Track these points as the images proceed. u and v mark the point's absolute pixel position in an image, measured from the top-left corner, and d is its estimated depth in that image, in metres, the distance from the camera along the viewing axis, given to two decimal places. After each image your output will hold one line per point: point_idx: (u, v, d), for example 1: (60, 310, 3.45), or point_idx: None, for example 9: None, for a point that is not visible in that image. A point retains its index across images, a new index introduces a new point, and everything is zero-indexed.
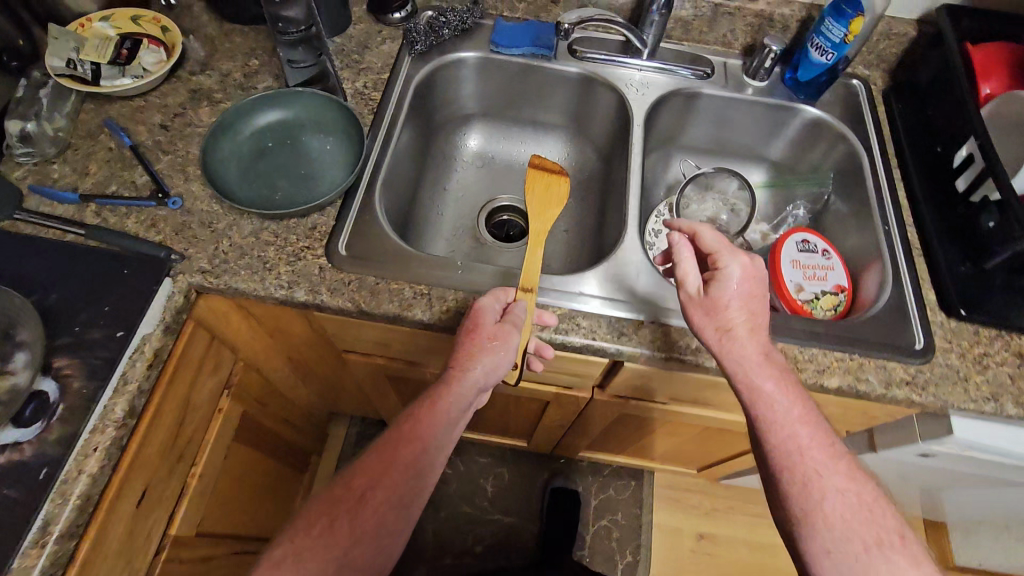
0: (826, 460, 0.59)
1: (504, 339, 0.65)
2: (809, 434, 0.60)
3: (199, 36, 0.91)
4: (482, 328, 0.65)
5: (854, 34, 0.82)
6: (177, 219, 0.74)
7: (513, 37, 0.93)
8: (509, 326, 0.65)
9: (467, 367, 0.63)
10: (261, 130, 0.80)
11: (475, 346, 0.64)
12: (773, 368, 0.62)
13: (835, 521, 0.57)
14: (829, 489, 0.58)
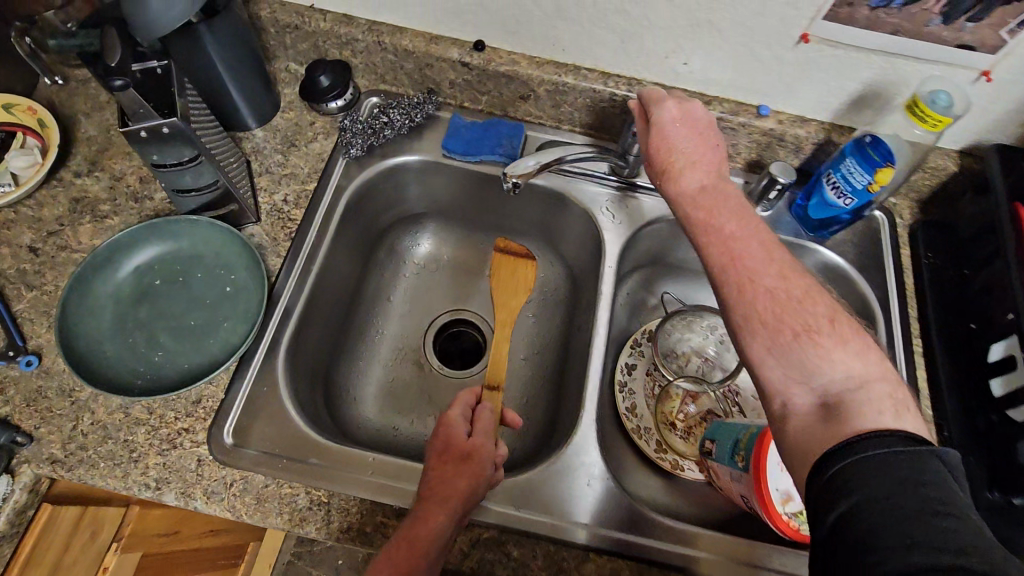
0: (752, 252, 0.54)
1: (477, 454, 0.59)
2: (758, 248, 0.55)
3: (93, 122, 0.75)
4: (455, 436, 0.60)
5: (880, 183, 0.67)
6: (30, 385, 0.61)
7: (472, 141, 0.78)
8: (482, 431, 0.61)
9: (448, 483, 0.56)
10: (148, 265, 0.66)
11: (454, 463, 0.58)
12: (719, 207, 0.58)
13: (756, 299, 0.52)
14: (769, 277, 0.53)
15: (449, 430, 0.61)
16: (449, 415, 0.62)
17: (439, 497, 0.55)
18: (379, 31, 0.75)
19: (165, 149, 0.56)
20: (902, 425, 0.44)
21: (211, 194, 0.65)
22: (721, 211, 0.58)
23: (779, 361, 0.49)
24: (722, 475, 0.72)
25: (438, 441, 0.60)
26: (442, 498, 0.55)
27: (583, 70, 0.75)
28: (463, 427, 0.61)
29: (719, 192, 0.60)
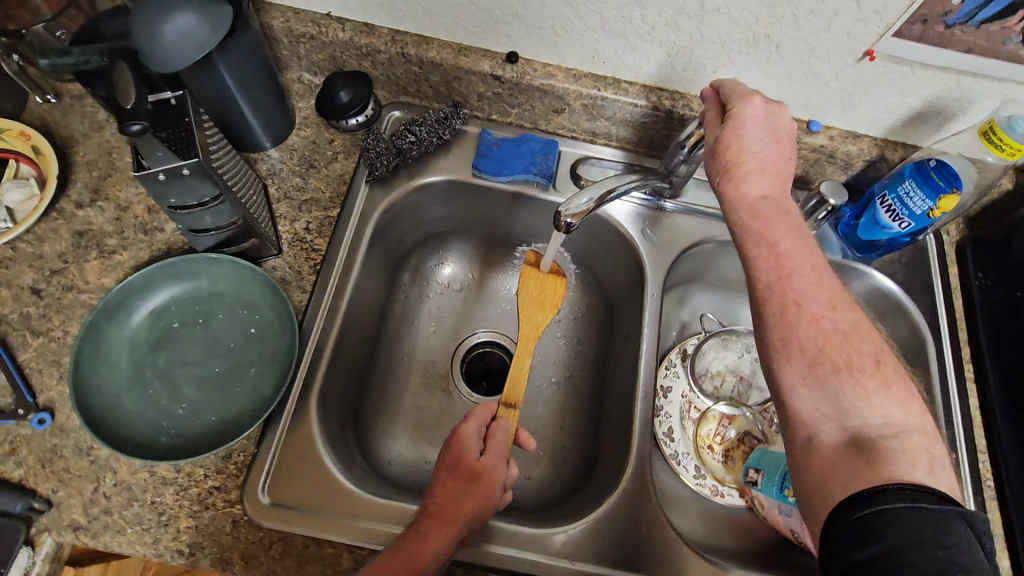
0: (807, 281, 0.51)
1: (488, 474, 0.58)
2: (810, 275, 0.51)
3: (92, 144, 0.69)
4: (465, 452, 0.58)
5: (941, 209, 0.65)
6: (42, 444, 0.56)
7: (505, 160, 0.73)
8: (495, 449, 0.59)
9: (455, 506, 0.55)
10: (164, 309, 0.61)
11: (462, 480, 0.57)
12: (782, 229, 0.53)
13: (800, 322, 0.49)
14: (812, 305, 0.50)
15: (460, 448, 0.58)
16: (461, 431, 0.60)
17: (443, 516, 0.54)
18: (403, 41, 0.69)
19: (183, 190, 0.51)
20: (934, 482, 0.42)
21: (229, 231, 0.60)
22: (767, 227, 0.54)
23: (812, 390, 0.47)
24: (770, 507, 0.71)
25: (447, 456, 0.59)
26: (445, 517, 0.54)
27: (623, 83, 0.70)
28: (476, 442, 0.60)
29: (782, 207, 0.54)
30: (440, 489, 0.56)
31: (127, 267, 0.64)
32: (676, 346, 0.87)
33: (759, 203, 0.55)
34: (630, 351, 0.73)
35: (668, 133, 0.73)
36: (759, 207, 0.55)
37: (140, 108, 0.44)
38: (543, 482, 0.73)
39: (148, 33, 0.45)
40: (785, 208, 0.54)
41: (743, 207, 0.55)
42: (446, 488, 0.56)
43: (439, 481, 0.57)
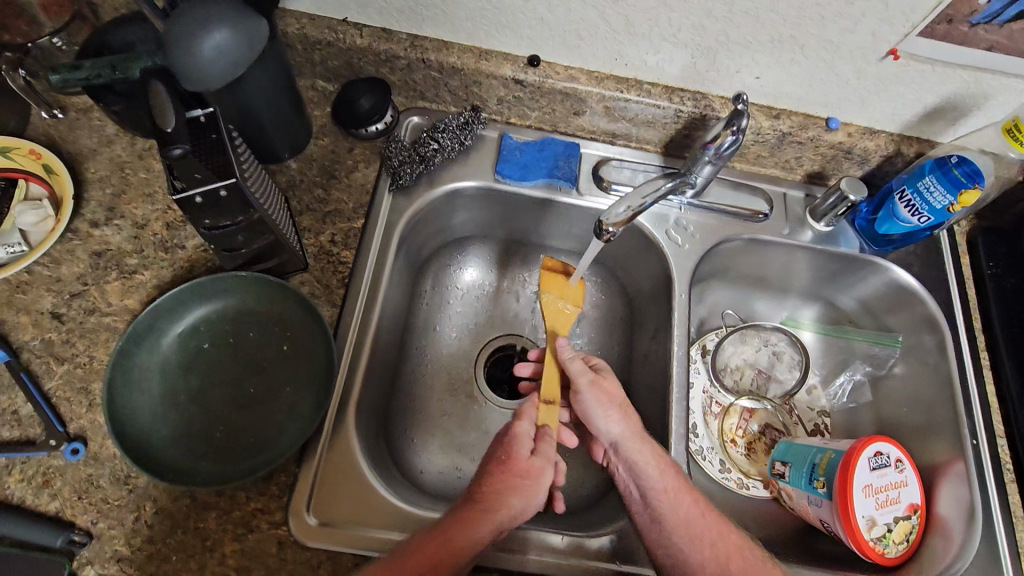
0: (676, 487, 0.59)
1: (545, 471, 0.57)
2: (675, 496, 0.58)
3: (103, 159, 0.67)
4: (524, 449, 0.58)
5: (961, 204, 0.66)
6: (77, 475, 0.55)
7: (528, 165, 0.73)
8: (548, 445, 0.59)
9: (503, 499, 0.54)
10: (193, 329, 0.60)
11: (512, 473, 0.56)
12: (615, 410, 0.62)
13: (665, 524, 0.57)
14: (707, 537, 0.57)
15: (518, 442, 0.58)
16: (522, 428, 0.59)
17: (488, 505, 0.53)
18: (423, 46, 0.68)
19: (217, 211, 0.49)
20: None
21: (258, 248, 0.58)
22: (610, 396, 0.63)
23: (675, 556, 0.56)
24: (798, 498, 0.72)
25: (498, 451, 0.58)
26: (491, 509, 0.53)
27: (645, 85, 0.70)
28: (531, 440, 0.59)
29: (624, 406, 0.63)
30: (489, 483, 0.55)
31: (150, 287, 0.62)
32: (697, 342, 0.86)
33: (606, 385, 0.64)
34: (658, 351, 0.74)
35: (690, 134, 0.74)
36: (604, 383, 0.64)
37: (179, 126, 0.45)
38: (576, 484, 0.74)
39: (187, 51, 0.43)
40: (625, 401, 0.64)
41: (591, 382, 0.64)
42: (500, 479, 0.56)
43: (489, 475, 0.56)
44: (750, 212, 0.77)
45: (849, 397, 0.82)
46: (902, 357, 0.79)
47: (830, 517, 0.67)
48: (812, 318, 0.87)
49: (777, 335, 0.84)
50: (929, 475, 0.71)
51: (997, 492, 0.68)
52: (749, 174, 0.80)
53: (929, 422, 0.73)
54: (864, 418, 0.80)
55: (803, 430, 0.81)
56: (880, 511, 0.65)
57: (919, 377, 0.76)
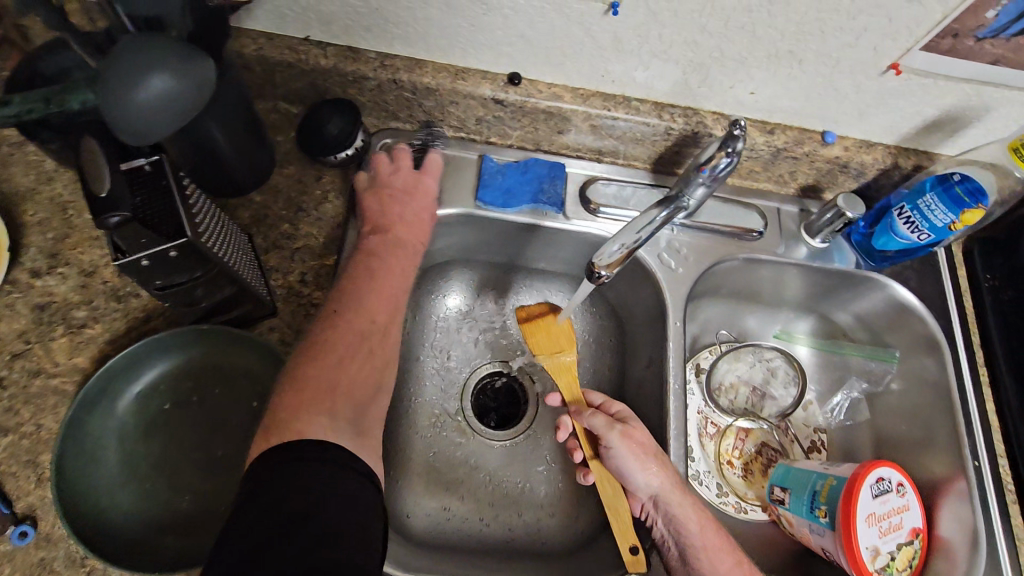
0: (717, 543, 0.59)
1: (401, 207, 0.64)
2: (720, 558, 0.58)
3: (42, 199, 0.60)
4: (384, 202, 0.63)
5: (963, 222, 0.64)
6: (29, 560, 0.50)
7: (511, 189, 0.69)
8: (424, 187, 0.66)
9: (407, 219, 0.64)
10: (152, 389, 0.55)
11: (394, 237, 0.62)
12: (652, 462, 0.60)
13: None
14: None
15: (398, 177, 0.65)
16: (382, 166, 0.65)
17: (405, 232, 0.63)
18: (393, 66, 0.62)
19: (169, 271, 0.44)
20: None
21: (219, 299, 0.53)
22: (643, 447, 0.61)
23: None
24: (799, 525, 0.70)
25: (381, 184, 0.65)
26: (398, 228, 0.63)
27: (633, 101, 0.66)
28: (387, 169, 0.66)
29: (661, 457, 0.62)
30: (382, 205, 0.63)
31: (103, 343, 0.56)
32: (690, 361, 0.82)
33: (636, 437, 0.62)
34: (652, 378, 0.71)
35: (680, 151, 0.70)
36: (635, 436, 0.62)
37: (118, 190, 0.39)
38: (572, 519, 0.71)
39: (117, 99, 0.38)
40: (660, 451, 0.62)
41: (623, 436, 0.62)
42: (371, 246, 0.61)
43: (371, 201, 0.64)
44: (742, 230, 0.73)
45: (846, 414, 0.79)
46: (898, 372, 0.77)
47: (833, 547, 0.65)
48: (807, 330, 0.84)
49: (770, 350, 0.81)
50: (930, 493, 0.70)
51: (1000, 512, 0.66)
52: (741, 188, 0.77)
53: (929, 442, 0.71)
54: (862, 435, 0.78)
55: (799, 448, 0.79)
56: (883, 538, 0.64)
57: (917, 394, 0.74)
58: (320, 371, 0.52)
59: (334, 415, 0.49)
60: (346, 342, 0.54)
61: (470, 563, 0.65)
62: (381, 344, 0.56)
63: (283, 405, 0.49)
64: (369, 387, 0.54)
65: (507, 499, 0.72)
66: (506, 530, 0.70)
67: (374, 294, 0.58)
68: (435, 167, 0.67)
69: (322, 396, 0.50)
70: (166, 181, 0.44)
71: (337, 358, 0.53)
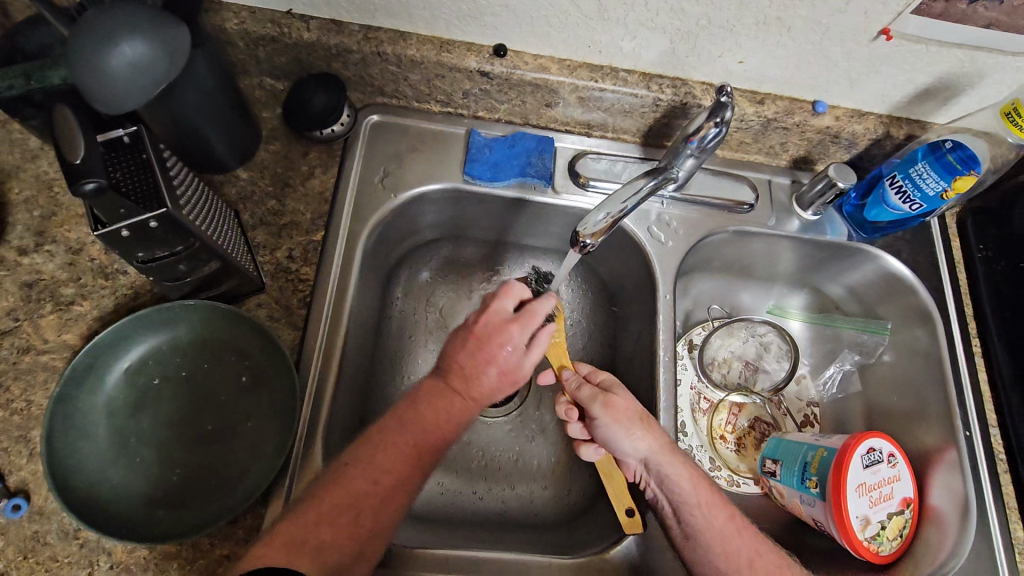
0: (708, 499, 0.59)
1: (491, 362, 0.55)
2: (711, 517, 0.58)
3: (28, 177, 0.60)
4: (467, 353, 0.56)
5: (955, 191, 0.63)
6: (21, 532, 0.50)
7: (499, 163, 0.68)
8: (508, 340, 0.56)
9: (477, 375, 0.55)
10: (141, 365, 0.55)
11: (451, 386, 0.55)
12: (637, 427, 0.60)
13: (700, 540, 0.58)
14: (742, 552, 0.57)
15: (490, 321, 0.57)
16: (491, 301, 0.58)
17: (463, 388, 0.55)
18: (377, 38, 0.62)
19: (151, 244, 0.44)
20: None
21: (205, 275, 0.53)
22: (626, 414, 0.61)
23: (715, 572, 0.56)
24: (789, 497, 0.70)
25: (471, 319, 0.58)
26: (469, 389, 0.55)
27: (621, 72, 0.65)
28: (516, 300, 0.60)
29: (647, 419, 0.61)
30: (460, 355, 0.56)
31: (91, 319, 0.57)
32: (683, 338, 0.82)
33: (621, 404, 0.61)
34: (643, 352, 0.70)
35: (669, 122, 0.69)
36: (619, 403, 0.61)
37: (93, 159, 0.38)
38: (563, 491, 0.72)
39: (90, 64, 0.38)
40: (645, 414, 0.61)
41: (606, 404, 0.61)
42: (428, 393, 0.55)
43: (455, 347, 0.57)
44: (733, 203, 0.73)
45: (838, 388, 0.79)
46: (890, 344, 0.76)
47: (824, 517, 0.65)
48: (801, 305, 0.84)
49: (763, 325, 0.81)
50: (921, 463, 0.69)
51: (991, 482, 0.66)
52: (732, 160, 0.76)
53: (921, 412, 0.71)
54: (854, 408, 0.78)
55: (793, 422, 0.79)
56: (874, 509, 0.63)
57: (910, 365, 0.73)
58: (314, 515, 0.49)
59: (300, 557, 0.46)
60: (343, 496, 0.50)
61: (462, 535, 0.65)
62: (353, 528, 0.49)
63: (282, 533, 0.47)
64: (346, 554, 0.48)
65: (499, 474, 0.72)
66: (498, 504, 0.71)
67: (378, 460, 0.52)
68: (537, 322, 0.58)
69: (312, 527, 0.48)
70: (145, 154, 0.44)
71: (326, 513, 0.49)
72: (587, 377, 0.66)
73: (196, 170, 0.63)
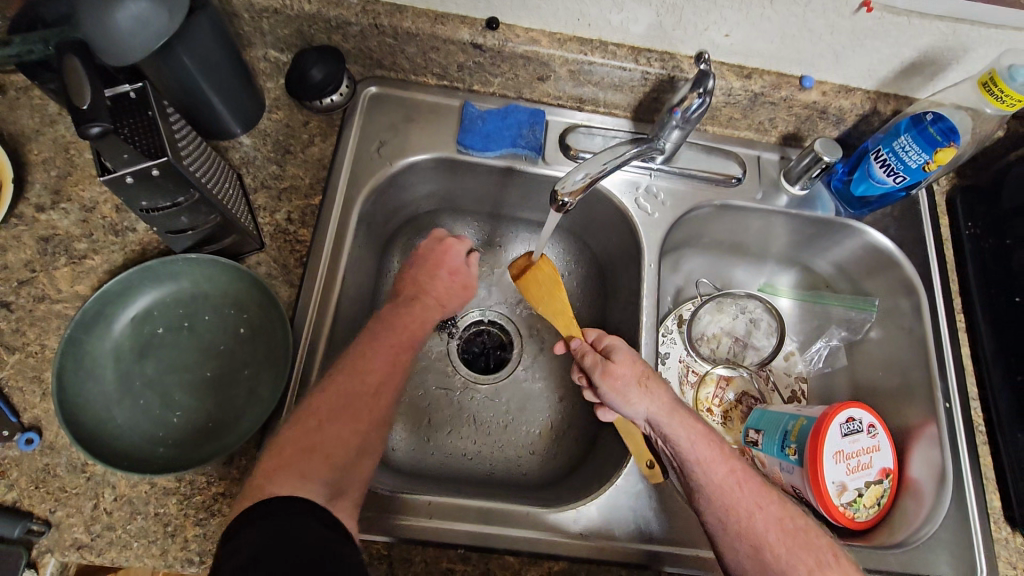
0: (708, 454, 0.56)
1: (441, 268, 0.65)
2: (711, 474, 0.56)
3: (46, 140, 0.64)
4: (418, 268, 0.66)
5: (938, 162, 0.64)
6: (34, 464, 0.54)
7: (491, 134, 0.70)
8: (450, 262, 0.66)
9: (430, 282, 0.65)
10: (146, 315, 0.59)
11: (407, 297, 0.63)
12: (636, 388, 0.59)
13: (702, 496, 0.56)
14: (745, 505, 0.54)
15: (426, 245, 0.67)
16: (451, 244, 0.67)
17: (419, 293, 0.64)
18: (374, 11, 0.64)
19: (154, 192, 0.48)
20: None
21: (206, 229, 0.57)
22: (627, 378, 0.60)
23: (718, 524, 0.55)
24: (771, 466, 0.68)
25: (431, 246, 0.67)
26: (426, 296, 0.64)
27: (610, 46, 0.67)
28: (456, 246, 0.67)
29: (647, 379, 0.60)
30: (412, 270, 0.65)
31: (102, 273, 0.60)
32: (672, 311, 0.81)
33: (619, 369, 0.60)
34: (629, 321, 0.72)
35: (659, 96, 0.71)
36: (618, 367, 0.61)
37: (99, 107, 0.42)
38: (549, 456, 0.74)
39: (102, 27, 0.44)
40: (646, 374, 0.60)
41: (605, 371, 0.61)
42: (392, 309, 0.62)
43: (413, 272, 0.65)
44: (722, 177, 0.74)
45: (824, 362, 0.79)
46: (878, 321, 0.76)
47: (801, 484, 0.63)
48: (789, 284, 0.84)
49: (753, 301, 0.80)
50: (902, 438, 0.70)
51: (970, 453, 0.67)
52: (721, 136, 0.77)
53: (904, 386, 0.71)
54: (841, 383, 0.78)
55: (780, 397, 0.78)
56: (851, 477, 0.62)
57: (895, 342, 0.74)
58: (316, 420, 0.52)
59: (314, 458, 0.50)
60: (337, 400, 0.53)
61: (451, 489, 0.68)
62: (354, 423, 0.53)
63: (290, 441, 0.50)
64: (353, 449, 0.52)
65: (487, 437, 0.75)
66: (486, 464, 0.73)
67: (361, 369, 0.56)
68: (472, 271, 0.68)
69: (317, 429, 0.51)
70: (151, 111, 0.48)
71: (327, 415, 0.52)
72: (597, 343, 0.65)
73: (203, 135, 0.66)
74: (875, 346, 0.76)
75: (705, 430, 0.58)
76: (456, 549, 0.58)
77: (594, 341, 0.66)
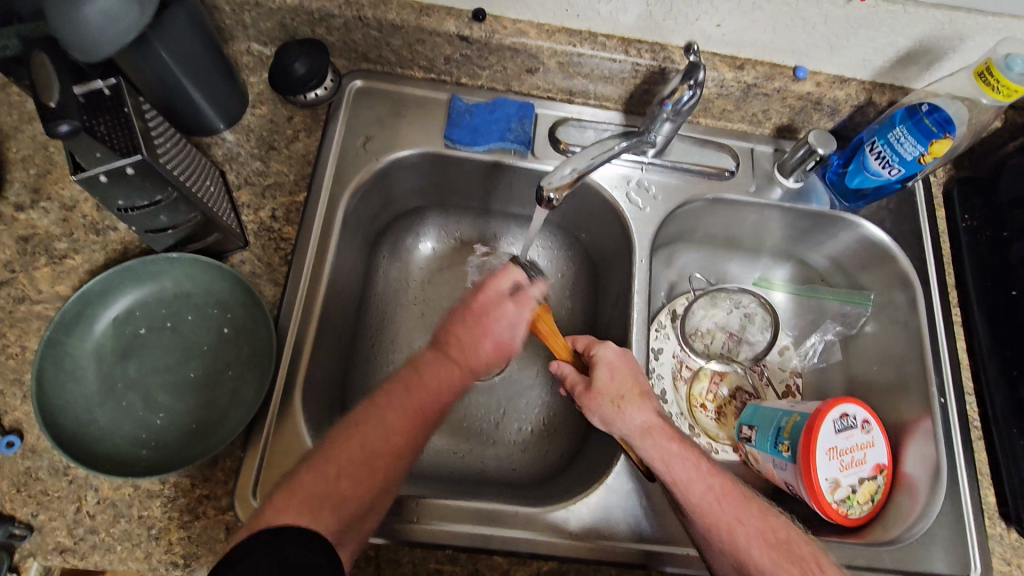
0: (685, 472, 0.55)
1: (485, 335, 0.58)
2: (689, 492, 0.54)
3: (25, 137, 0.63)
4: (466, 326, 0.58)
5: (933, 154, 0.63)
6: (16, 467, 0.53)
7: (479, 128, 0.69)
8: (503, 316, 0.59)
9: (473, 345, 0.57)
10: (128, 315, 0.58)
11: (450, 357, 0.56)
12: (611, 407, 0.58)
13: (683, 514, 0.55)
14: (725, 522, 0.53)
15: (489, 295, 0.60)
16: (487, 281, 0.61)
17: (460, 358, 0.56)
18: (358, 2, 0.63)
19: (131, 191, 0.47)
20: None
21: (187, 228, 0.56)
22: (604, 397, 0.59)
23: (701, 539, 0.54)
24: (764, 463, 0.67)
25: (469, 298, 0.60)
26: (464, 357, 0.57)
27: (599, 37, 0.66)
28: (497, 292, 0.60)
29: (622, 397, 0.58)
30: (459, 328, 0.58)
31: (83, 274, 0.59)
32: (665, 307, 0.80)
33: (595, 388, 0.60)
34: (620, 317, 0.72)
35: (650, 88, 0.69)
36: (595, 386, 0.60)
37: (68, 103, 0.41)
38: (541, 453, 0.73)
39: (70, 21, 0.43)
40: (625, 389, 0.59)
41: (582, 392, 0.61)
42: (428, 361, 0.56)
43: (453, 324, 0.58)
44: (715, 170, 0.73)
45: (819, 357, 0.78)
46: (873, 315, 0.75)
47: (794, 481, 0.62)
48: (785, 278, 0.83)
49: (746, 296, 0.79)
50: (897, 433, 0.69)
51: (965, 449, 0.66)
52: (714, 129, 0.76)
53: (899, 381, 0.71)
54: (836, 377, 0.77)
55: (774, 392, 0.77)
56: (844, 474, 0.61)
57: (891, 336, 0.73)
58: (334, 470, 0.48)
59: (323, 510, 0.46)
60: (358, 453, 0.49)
61: (441, 485, 0.67)
62: (370, 479, 0.49)
63: (303, 486, 0.47)
64: (363, 500, 0.49)
65: (479, 435, 0.74)
66: (477, 463, 0.72)
67: (388, 416, 0.51)
68: (530, 303, 0.60)
69: (332, 480, 0.48)
70: (126, 107, 0.47)
71: (344, 467, 0.48)
72: (586, 352, 0.63)
73: (185, 131, 0.65)
74: (870, 340, 0.75)
75: (683, 445, 0.56)
76: (444, 549, 0.57)
77: (585, 349, 0.64)
